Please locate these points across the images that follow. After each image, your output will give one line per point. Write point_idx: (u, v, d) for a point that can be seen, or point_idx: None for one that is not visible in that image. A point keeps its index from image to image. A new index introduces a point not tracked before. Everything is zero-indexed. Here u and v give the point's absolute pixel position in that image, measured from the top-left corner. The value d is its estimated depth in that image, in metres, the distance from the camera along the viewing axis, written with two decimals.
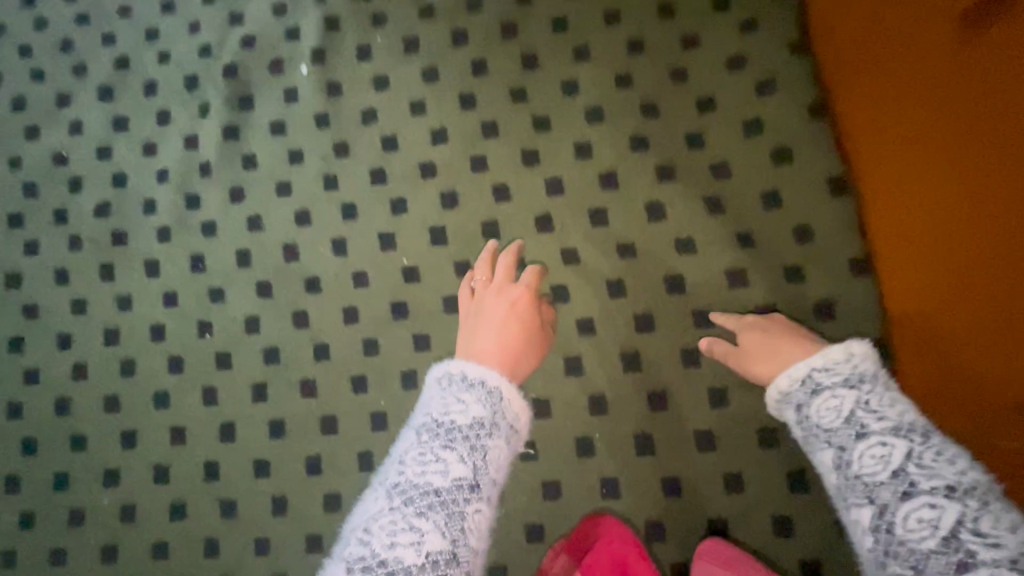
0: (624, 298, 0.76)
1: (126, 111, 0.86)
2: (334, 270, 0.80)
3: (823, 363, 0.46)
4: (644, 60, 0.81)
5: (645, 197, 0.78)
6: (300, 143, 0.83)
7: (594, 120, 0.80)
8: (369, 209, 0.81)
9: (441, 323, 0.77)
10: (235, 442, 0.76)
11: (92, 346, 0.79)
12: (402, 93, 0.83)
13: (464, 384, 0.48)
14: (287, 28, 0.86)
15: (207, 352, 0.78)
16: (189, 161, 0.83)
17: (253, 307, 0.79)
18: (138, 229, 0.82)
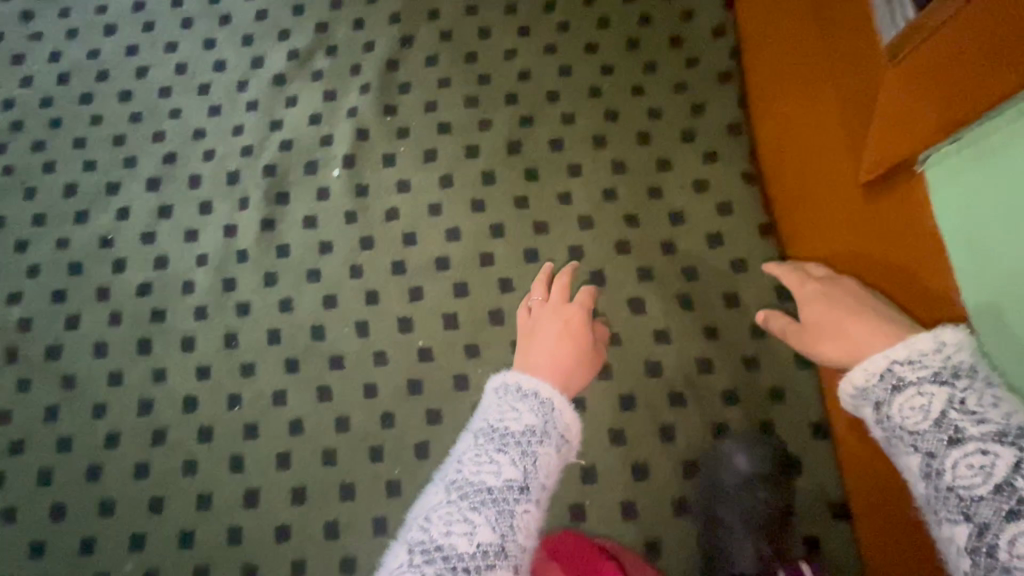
0: (613, 375, 0.81)
1: (171, 197, 0.93)
2: (357, 343, 0.84)
3: (905, 356, 0.51)
4: (638, 149, 0.90)
5: (633, 272, 0.85)
6: (329, 224, 0.90)
7: (602, 197, 0.89)
8: (392, 285, 0.87)
9: (451, 391, 0.82)
10: (254, 509, 0.78)
11: (126, 416, 0.82)
12: (423, 187, 0.91)
13: (519, 395, 0.57)
14: (324, 134, 0.95)
15: (234, 419, 0.82)
16: (228, 246, 0.90)
17: (279, 380, 0.83)
18: (177, 307, 0.87)
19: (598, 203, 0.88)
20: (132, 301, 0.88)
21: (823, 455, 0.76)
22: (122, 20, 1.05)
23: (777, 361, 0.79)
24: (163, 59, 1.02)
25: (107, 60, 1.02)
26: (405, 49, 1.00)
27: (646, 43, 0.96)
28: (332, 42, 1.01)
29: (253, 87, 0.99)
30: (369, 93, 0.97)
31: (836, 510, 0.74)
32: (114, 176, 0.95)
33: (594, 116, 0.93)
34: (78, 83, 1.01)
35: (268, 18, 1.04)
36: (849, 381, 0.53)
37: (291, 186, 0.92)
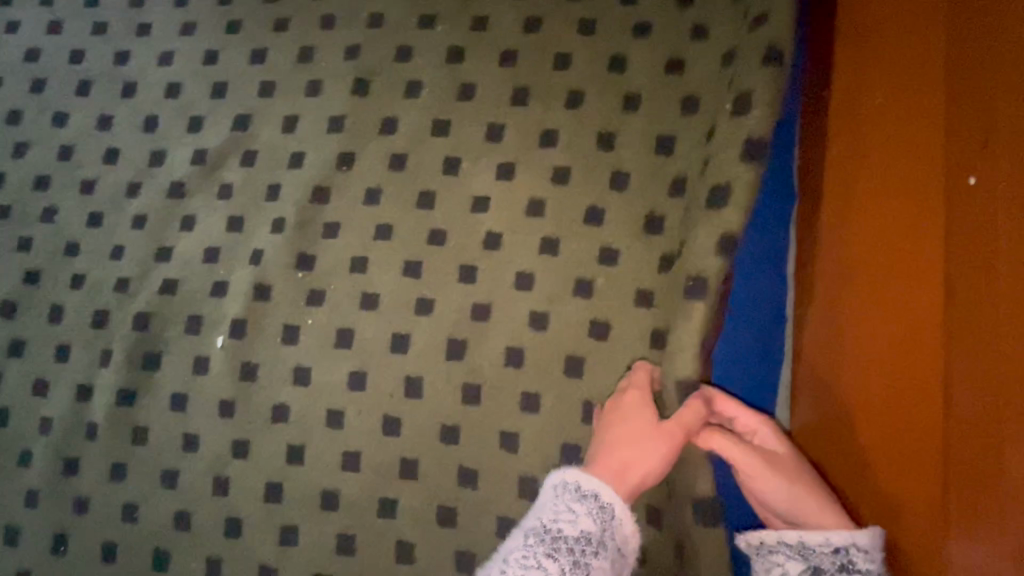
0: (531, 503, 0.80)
1: (86, 377, 0.93)
2: (264, 456, 0.86)
3: (861, 546, 0.65)
4: (542, 263, 0.84)
5: (549, 393, 0.82)
6: (224, 329, 0.90)
7: (512, 370, 0.83)
8: (298, 396, 0.87)
9: (369, 499, 0.83)
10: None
11: (61, 503, 0.90)
12: (327, 370, 0.87)
13: (577, 494, 0.67)
14: (218, 279, 0.92)
15: (156, 513, 0.88)
16: (81, 410, 0.92)
17: (193, 480, 0.88)
18: (98, 498, 0.89)
19: (517, 381, 0.82)
20: (53, 502, 0.90)
21: None
22: (39, 144, 1.01)
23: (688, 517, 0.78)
24: (74, 187, 0.99)
25: (12, 200, 1.00)
26: (342, 170, 0.93)
27: (580, 175, 0.87)
28: (254, 145, 0.96)
29: (153, 217, 0.96)
30: (284, 230, 0.91)
31: None
32: (14, 279, 0.98)
33: (531, 258, 0.85)
34: (5, 232, 0.99)
35: (180, 96, 1.00)
36: (803, 533, 0.67)
37: (188, 289, 0.93)
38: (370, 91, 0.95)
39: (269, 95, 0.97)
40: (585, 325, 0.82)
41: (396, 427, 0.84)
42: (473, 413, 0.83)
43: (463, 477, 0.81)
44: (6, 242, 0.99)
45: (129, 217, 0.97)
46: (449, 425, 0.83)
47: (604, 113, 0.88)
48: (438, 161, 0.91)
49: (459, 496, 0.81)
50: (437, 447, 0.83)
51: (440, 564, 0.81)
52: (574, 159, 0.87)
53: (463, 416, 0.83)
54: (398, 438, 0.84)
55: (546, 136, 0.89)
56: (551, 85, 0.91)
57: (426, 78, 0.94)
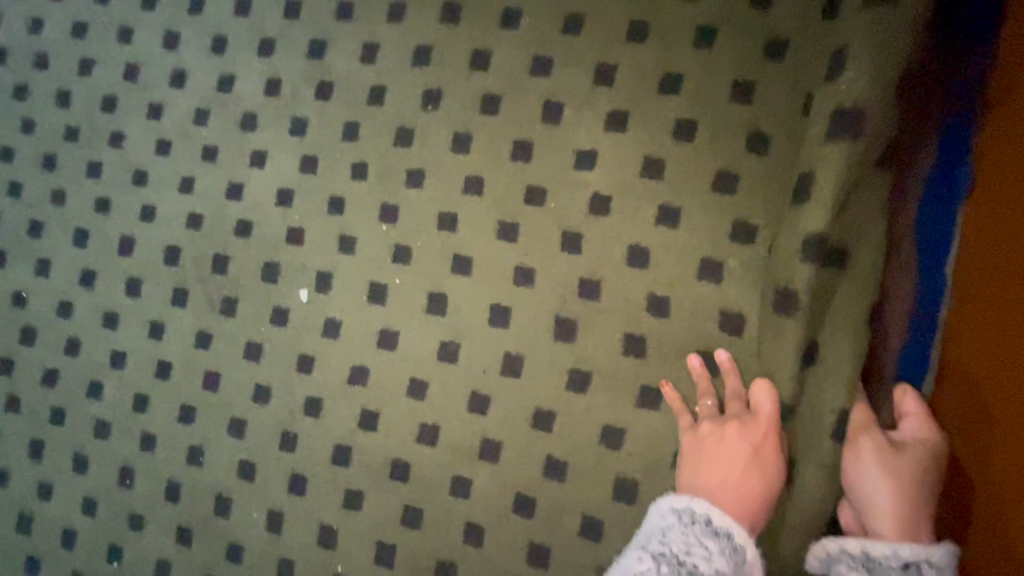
0: (631, 502, 0.73)
1: (156, 315, 0.89)
2: (335, 415, 0.82)
3: (930, 561, 0.60)
4: (667, 242, 0.74)
5: (646, 378, 0.74)
6: (297, 277, 0.85)
7: (632, 360, 0.74)
8: (385, 363, 0.81)
9: (444, 473, 0.78)
10: (236, 529, 0.85)
11: (127, 438, 0.89)
12: (415, 336, 0.80)
13: (709, 530, 0.59)
14: (292, 225, 0.85)
15: (219, 459, 0.85)
16: (150, 348, 0.89)
17: (257, 432, 0.84)
18: (165, 439, 0.87)
19: (624, 368, 0.74)
20: (121, 437, 0.89)
21: None
22: (106, 61, 0.95)
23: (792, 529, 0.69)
24: (141, 111, 0.93)
25: (80, 121, 0.95)
26: (428, 109, 0.82)
27: (712, 135, 0.74)
28: (330, 76, 0.86)
29: (222, 149, 0.89)
30: (366, 177, 0.83)
31: None
32: (82, 205, 0.93)
33: (646, 230, 0.75)
34: (73, 155, 0.94)
35: (250, 15, 0.90)
36: (863, 543, 0.62)
37: (258, 231, 0.86)
38: (461, 19, 0.82)
39: (347, 18, 0.86)
40: (712, 315, 0.72)
41: (484, 404, 0.78)
42: (577, 400, 0.75)
43: (553, 463, 0.76)
44: (74, 168, 0.94)
45: (199, 148, 0.90)
46: (542, 407, 0.76)
47: (742, 60, 0.74)
48: (537, 108, 0.79)
49: (544, 483, 0.76)
50: (525, 430, 0.76)
51: (513, 551, 0.76)
52: (704, 115, 0.74)
53: (554, 398, 0.76)
54: (482, 417, 0.78)
55: (668, 82, 0.75)
56: (677, 19, 0.76)
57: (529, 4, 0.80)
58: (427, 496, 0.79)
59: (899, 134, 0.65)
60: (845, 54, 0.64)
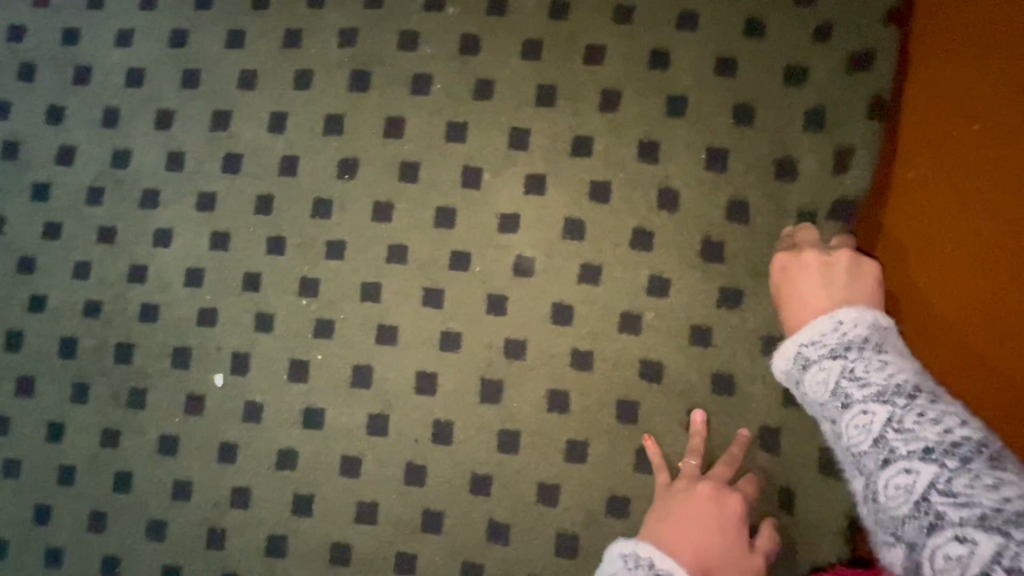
0: (576, 558, 0.74)
1: (55, 414, 0.81)
2: (266, 503, 0.78)
3: (816, 335, 0.54)
4: (586, 296, 0.76)
5: (580, 433, 0.75)
6: (214, 360, 0.80)
7: (557, 416, 0.75)
8: (314, 442, 0.78)
9: (387, 551, 0.76)
10: None
11: (29, 555, 0.80)
12: (345, 411, 0.78)
13: (654, 573, 0.59)
14: (204, 305, 0.81)
15: (139, 566, 0.78)
16: (50, 451, 0.81)
17: (181, 531, 0.78)
18: (74, 552, 0.79)
19: (557, 425, 0.75)
20: (21, 554, 0.80)
21: None
22: None
23: None
24: (24, 192, 0.85)
25: None
26: (343, 178, 0.81)
27: (622, 191, 0.77)
28: (236, 147, 0.83)
29: (121, 229, 0.83)
30: (283, 251, 0.80)
31: None
32: None
33: (568, 287, 0.76)
34: None
35: (144, 85, 0.85)
36: (795, 342, 0.55)
37: (167, 313, 0.81)
38: (370, 86, 0.82)
39: (250, 87, 0.83)
40: (633, 366, 0.75)
41: (422, 474, 0.76)
42: (511, 461, 0.75)
43: (497, 528, 0.75)
44: None
45: (94, 228, 0.83)
46: (481, 472, 0.76)
47: (645, 118, 0.77)
48: (454, 172, 0.79)
49: (490, 549, 0.75)
50: (466, 496, 0.76)
51: None
52: (614, 172, 0.77)
53: (491, 460, 0.76)
54: (422, 488, 0.76)
55: (578, 143, 0.78)
56: (581, 82, 0.79)
57: (437, 70, 0.81)
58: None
59: (806, 185, 0.73)
60: (751, 112, 0.75)
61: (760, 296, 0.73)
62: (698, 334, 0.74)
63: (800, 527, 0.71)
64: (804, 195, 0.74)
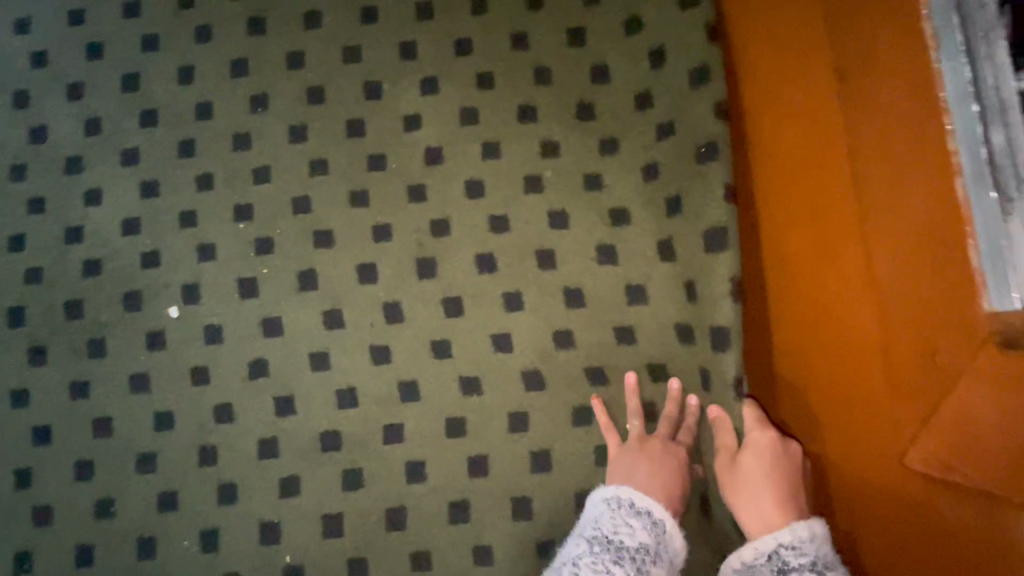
0: (536, 390, 0.83)
1: (19, 381, 0.84)
2: (246, 412, 0.83)
3: (788, 543, 0.72)
4: (491, 170, 0.88)
5: (511, 284, 0.85)
6: (167, 296, 0.85)
7: (488, 274, 0.85)
8: (279, 347, 0.85)
9: (366, 426, 0.83)
10: (166, 564, 0.80)
11: (15, 521, 0.81)
12: (300, 314, 0.85)
13: (633, 510, 0.73)
14: (147, 249, 0.86)
15: (131, 502, 0.82)
16: (19, 416, 0.83)
17: (167, 457, 0.82)
18: (62, 505, 0.81)
19: (489, 282, 0.85)
20: (7, 522, 0.81)
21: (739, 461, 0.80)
22: None
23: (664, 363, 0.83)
24: None
25: None
26: (258, 112, 0.89)
27: (505, 77, 0.89)
28: (150, 103, 0.89)
29: (52, 198, 0.87)
30: (214, 185, 0.87)
31: None
32: None
33: (477, 166, 0.88)
34: None
35: (49, 65, 0.90)
36: (773, 542, 0.72)
37: (113, 264, 0.86)
38: (266, 30, 0.91)
39: (154, 49, 0.90)
40: (544, 217, 0.86)
41: (382, 351, 0.85)
42: (459, 321, 0.85)
43: (459, 382, 0.84)
44: None
45: (24, 203, 0.87)
46: (434, 338, 0.85)
47: (510, 15, 0.91)
48: (358, 88, 0.89)
49: (458, 401, 0.83)
50: (428, 361, 0.84)
51: (450, 470, 0.82)
52: (495, 65, 0.90)
53: (441, 326, 0.85)
54: (388, 364, 0.84)
55: (460, 45, 0.90)
56: None
57: (323, 6, 0.91)
58: (358, 454, 0.83)
59: (652, 40, 0.89)
60: None
61: (635, 138, 0.87)
62: (592, 180, 0.87)
63: (711, 313, 0.83)
64: (652, 49, 0.89)
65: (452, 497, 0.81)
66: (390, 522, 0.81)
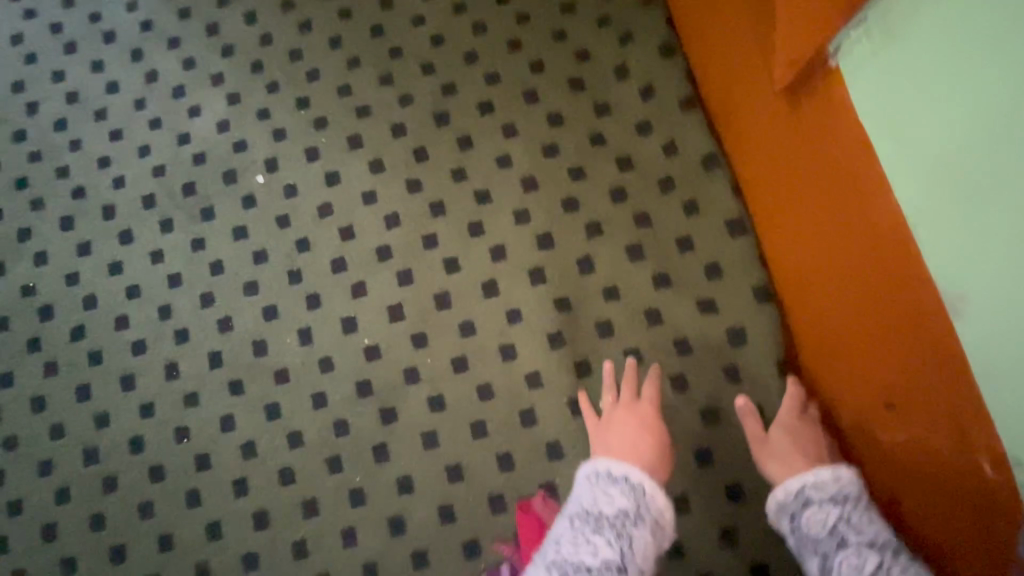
0: (536, 190, 1.05)
1: (154, 244, 1.12)
2: (320, 242, 1.08)
3: (813, 483, 0.77)
4: (482, 42, 1.14)
5: (507, 118, 1.09)
6: (254, 169, 1.13)
7: (488, 114, 1.10)
8: (338, 192, 1.10)
9: (411, 238, 1.07)
10: (276, 358, 1.05)
11: (163, 343, 1.07)
12: (351, 166, 1.11)
13: (612, 480, 0.81)
14: (237, 139, 1.15)
15: (245, 318, 1.07)
16: (157, 269, 1.10)
17: (266, 281, 1.08)
18: (195, 326, 1.07)
19: (490, 119, 1.10)
20: (156, 346, 1.07)
21: (706, 210, 1.01)
22: (48, 97, 1.21)
23: (634, 152, 1.04)
24: (89, 117, 1.19)
25: (40, 144, 1.19)
26: (306, 34, 1.20)
27: None
28: (229, 42, 1.21)
29: (166, 117, 1.18)
30: (280, 89, 1.17)
31: (729, 224, 0.99)
32: (62, 200, 1.16)
33: (471, 41, 1.15)
34: (43, 169, 1.18)
35: (154, 28, 1.23)
36: (802, 480, 0.77)
37: (213, 154, 1.15)
38: None
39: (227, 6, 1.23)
40: (526, 67, 1.11)
41: (414, 183, 1.09)
42: (471, 152, 1.09)
43: (478, 194, 1.07)
44: (47, 178, 1.17)
45: (145, 123, 1.18)
46: (454, 166, 1.08)
47: None
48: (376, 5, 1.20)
49: (478, 209, 1.06)
50: (452, 184, 1.08)
51: (480, 259, 1.05)
52: None
53: (458, 157, 1.09)
54: (421, 191, 1.08)
55: None
56: None
57: None
58: (407, 260, 1.06)
59: None
60: None
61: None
62: (558, 34, 1.12)
63: (665, 108, 1.05)
64: None
65: (484, 279, 1.04)
66: (439, 304, 1.04)
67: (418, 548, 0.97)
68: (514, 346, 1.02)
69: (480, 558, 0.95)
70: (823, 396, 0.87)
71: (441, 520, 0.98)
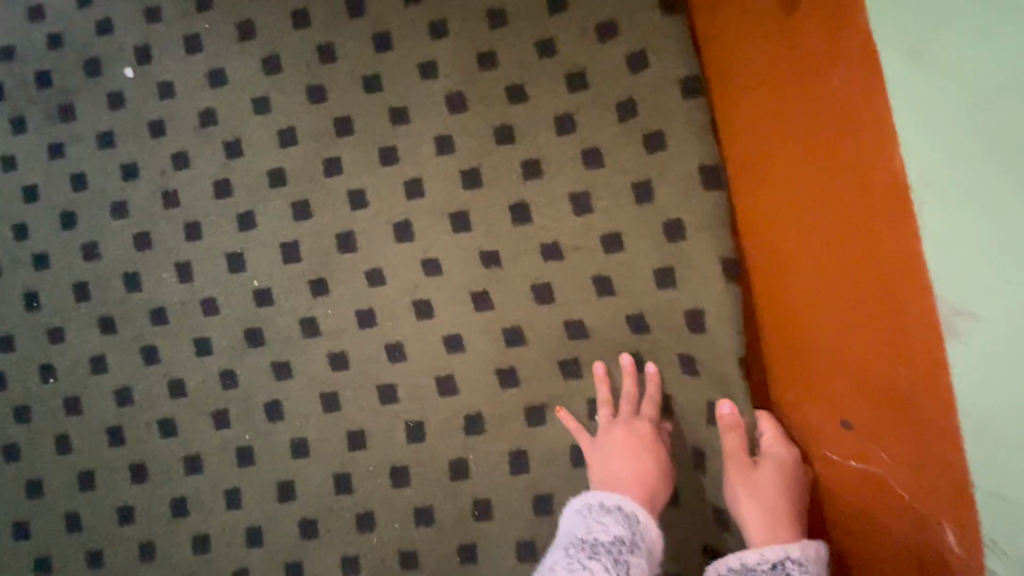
0: (465, 110, 0.84)
1: (6, 148, 0.92)
2: (202, 159, 0.89)
3: (796, 558, 0.64)
4: None
5: (436, 12, 0.85)
6: (121, 60, 0.90)
7: (413, 5, 0.85)
8: (224, 97, 0.89)
9: (311, 161, 0.87)
10: (151, 295, 0.90)
11: (20, 269, 0.91)
12: (240, 63, 0.88)
13: (604, 508, 0.69)
14: (100, 18, 0.91)
15: (114, 245, 0.90)
16: (10, 179, 0.92)
17: (138, 203, 0.90)
18: (57, 251, 0.91)
19: (416, 11, 0.85)
20: (13, 271, 0.92)
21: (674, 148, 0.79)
22: None
23: (591, 67, 0.81)
24: None
25: None
26: None
27: None
28: None
29: None
30: None
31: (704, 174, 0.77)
32: None
33: None
34: None
35: None
36: (783, 550, 0.65)
37: (71, 35, 0.91)
38: None
39: None
40: None
41: (317, 91, 0.87)
42: (390, 55, 0.86)
43: (396, 111, 0.85)
44: None
45: None
46: (367, 72, 0.86)
47: None
48: None
49: (394, 131, 0.86)
50: (364, 96, 0.86)
51: (393, 194, 0.86)
52: None
53: (372, 61, 0.86)
54: (325, 102, 0.87)
55: None
56: None
57: None
58: (305, 188, 0.87)
59: None
60: None
61: None
62: None
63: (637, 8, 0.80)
64: None
65: (396, 219, 0.86)
66: (342, 245, 0.87)
67: (309, 516, 0.87)
68: (427, 302, 0.85)
69: (375, 533, 0.86)
70: (795, 413, 0.73)
71: (335, 487, 0.87)
